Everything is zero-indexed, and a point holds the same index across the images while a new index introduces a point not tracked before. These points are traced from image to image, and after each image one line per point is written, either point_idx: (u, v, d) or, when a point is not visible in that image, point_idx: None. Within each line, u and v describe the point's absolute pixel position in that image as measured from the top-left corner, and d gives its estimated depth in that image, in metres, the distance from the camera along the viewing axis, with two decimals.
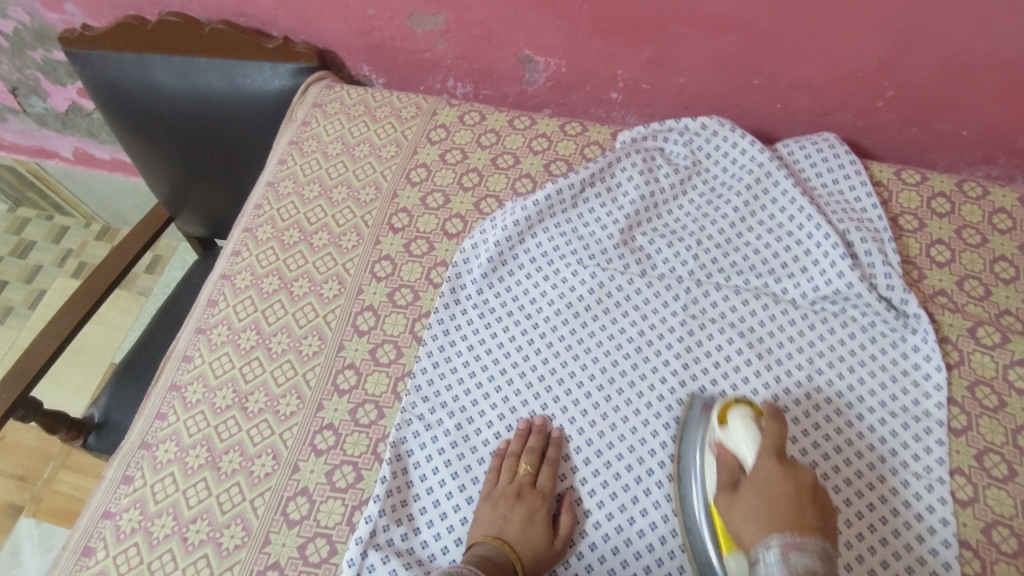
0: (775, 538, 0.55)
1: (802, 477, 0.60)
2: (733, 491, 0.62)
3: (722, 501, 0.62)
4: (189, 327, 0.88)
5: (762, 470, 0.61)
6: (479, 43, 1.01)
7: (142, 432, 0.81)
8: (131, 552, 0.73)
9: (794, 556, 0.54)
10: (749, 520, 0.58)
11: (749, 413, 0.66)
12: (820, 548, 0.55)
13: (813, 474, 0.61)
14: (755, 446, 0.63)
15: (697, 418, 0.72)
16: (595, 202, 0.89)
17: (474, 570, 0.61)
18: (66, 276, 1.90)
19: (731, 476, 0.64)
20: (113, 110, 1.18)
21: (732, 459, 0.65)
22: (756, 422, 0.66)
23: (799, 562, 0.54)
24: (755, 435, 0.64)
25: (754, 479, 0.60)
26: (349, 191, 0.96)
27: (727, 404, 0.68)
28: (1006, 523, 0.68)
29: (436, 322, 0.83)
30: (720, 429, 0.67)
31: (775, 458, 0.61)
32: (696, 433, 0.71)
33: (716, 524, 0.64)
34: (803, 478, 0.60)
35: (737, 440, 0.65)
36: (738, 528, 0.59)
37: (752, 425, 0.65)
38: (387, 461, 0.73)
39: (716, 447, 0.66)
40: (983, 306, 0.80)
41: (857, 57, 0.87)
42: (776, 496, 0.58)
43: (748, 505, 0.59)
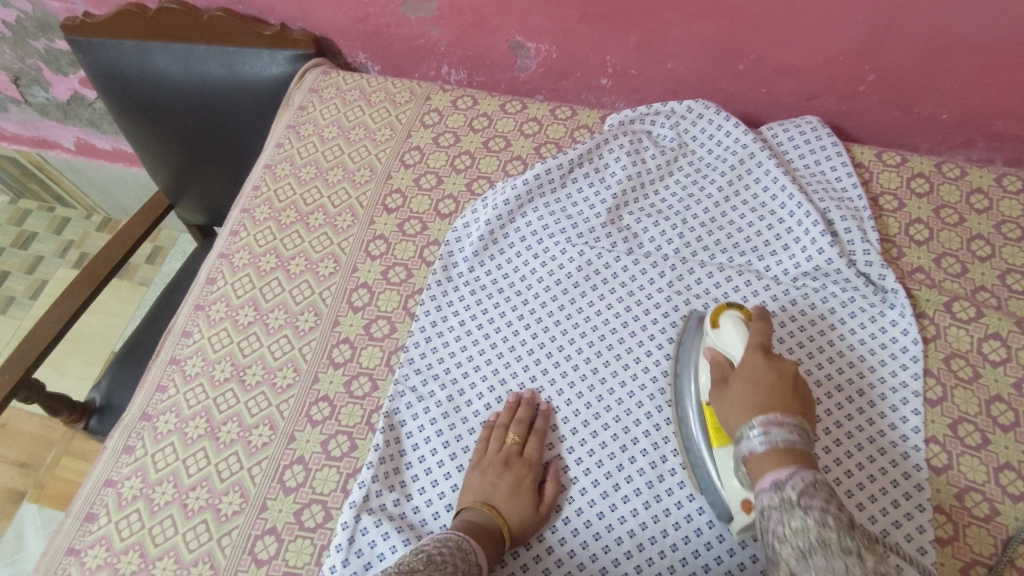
0: (758, 417, 0.59)
1: (783, 366, 0.64)
2: (723, 384, 0.67)
3: (712, 393, 0.67)
4: (188, 305, 0.90)
5: (748, 363, 0.65)
6: (472, 30, 1.03)
7: (143, 404, 0.83)
8: (132, 518, 0.76)
9: (774, 430, 0.58)
10: (737, 403, 0.63)
11: (740, 315, 0.71)
12: (799, 424, 0.58)
13: (795, 364, 0.65)
14: (743, 342, 0.68)
15: (692, 333, 0.77)
16: (583, 182, 0.91)
17: (461, 536, 0.63)
18: (67, 266, 1.92)
19: (721, 370, 0.68)
20: (113, 97, 1.20)
21: (722, 356, 0.69)
22: (746, 324, 0.70)
23: (778, 436, 0.57)
24: (745, 334, 0.68)
25: (742, 370, 0.64)
26: (345, 173, 0.98)
27: (719, 307, 0.73)
28: (979, 488, 0.70)
29: (428, 298, 0.85)
30: (712, 331, 0.71)
31: (761, 352, 0.66)
32: (691, 348, 0.76)
33: (709, 424, 0.69)
34: (784, 367, 0.64)
35: (728, 339, 0.69)
36: (727, 413, 0.64)
37: (741, 326, 0.69)
38: (380, 430, 0.76)
39: (709, 349, 0.71)
40: (959, 283, 0.83)
41: (839, 42, 0.89)
42: (763, 383, 0.62)
43: (736, 391, 0.64)
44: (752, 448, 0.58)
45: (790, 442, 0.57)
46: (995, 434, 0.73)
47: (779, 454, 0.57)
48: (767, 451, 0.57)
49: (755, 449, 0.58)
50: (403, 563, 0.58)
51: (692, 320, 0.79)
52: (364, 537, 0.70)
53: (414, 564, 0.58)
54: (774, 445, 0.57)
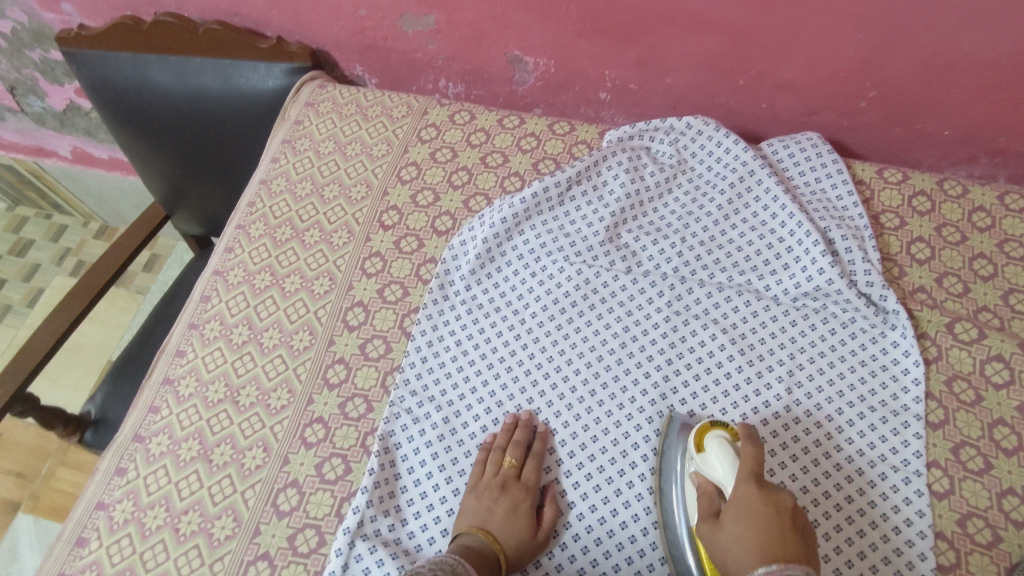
0: (748, 503, 0.59)
1: (781, 502, 0.59)
2: (711, 469, 0.66)
3: (703, 527, 0.62)
4: (182, 322, 0.89)
5: (740, 496, 0.60)
6: (470, 43, 1.03)
7: (136, 425, 0.82)
8: (124, 542, 0.75)
9: (766, 521, 0.57)
10: (733, 550, 0.57)
11: (726, 436, 0.67)
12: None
13: (792, 496, 0.60)
14: (731, 469, 0.64)
15: (677, 436, 0.73)
16: (581, 199, 0.90)
17: (458, 561, 0.62)
18: (64, 275, 1.91)
19: (710, 504, 0.64)
20: (109, 110, 1.19)
21: (710, 486, 0.65)
22: (731, 446, 0.66)
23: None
24: (731, 458, 0.64)
25: (735, 509, 0.59)
26: (341, 189, 0.97)
27: (702, 425, 0.68)
28: (981, 514, 0.69)
29: (425, 318, 0.84)
30: (696, 455, 0.67)
31: (752, 481, 0.61)
32: (677, 445, 0.72)
33: (701, 551, 0.64)
34: (782, 501, 0.59)
35: (714, 464, 0.65)
36: (716, 504, 0.63)
37: (727, 448, 0.65)
38: (375, 453, 0.75)
39: (695, 476, 0.67)
40: (961, 303, 0.82)
41: (839, 57, 0.88)
42: (757, 524, 0.58)
43: (726, 480, 0.63)
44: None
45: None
46: (999, 459, 0.72)
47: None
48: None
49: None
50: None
51: (675, 422, 0.74)
52: (359, 563, 0.69)
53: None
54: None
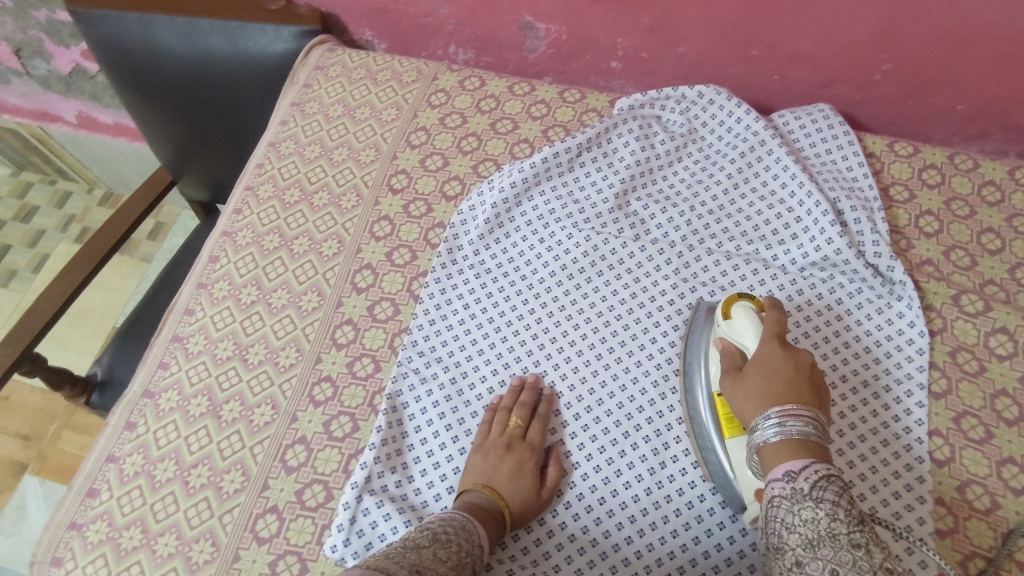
0: (774, 408, 0.59)
1: (801, 359, 0.64)
2: (736, 374, 0.66)
3: (726, 382, 0.67)
4: (191, 282, 0.90)
5: (764, 351, 0.65)
6: (481, 8, 1.02)
7: (145, 381, 0.83)
8: (134, 494, 0.76)
9: (791, 422, 0.58)
10: (752, 394, 0.63)
11: (752, 306, 0.70)
12: (815, 415, 0.59)
13: (812, 357, 0.65)
14: (755, 334, 0.67)
15: (703, 318, 0.76)
16: (591, 166, 0.90)
17: (463, 518, 0.63)
18: (69, 241, 1.92)
19: (733, 363, 0.68)
20: (114, 72, 1.19)
21: (734, 349, 0.69)
22: (758, 316, 0.69)
23: (795, 427, 0.58)
24: (757, 324, 0.68)
25: (755, 362, 0.64)
26: (350, 152, 0.97)
27: (729, 298, 0.72)
28: (980, 481, 0.70)
29: (433, 281, 0.85)
30: (724, 322, 0.71)
31: (778, 342, 0.66)
32: (701, 334, 0.75)
33: (720, 412, 0.68)
34: (801, 359, 0.64)
35: (741, 332, 0.68)
36: (739, 408, 0.64)
37: (753, 317, 0.68)
38: (383, 412, 0.76)
39: (719, 340, 0.70)
40: (968, 276, 0.82)
41: (855, 28, 0.87)
42: (776, 375, 0.62)
43: (749, 385, 0.63)
44: (767, 440, 0.59)
45: (806, 434, 0.58)
46: (999, 428, 0.73)
47: (793, 448, 0.57)
48: (781, 442, 0.58)
49: (769, 438, 0.59)
50: (408, 540, 0.58)
51: (702, 307, 0.78)
52: (366, 517, 0.70)
53: (419, 541, 0.58)
54: (788, 437, 0.58)
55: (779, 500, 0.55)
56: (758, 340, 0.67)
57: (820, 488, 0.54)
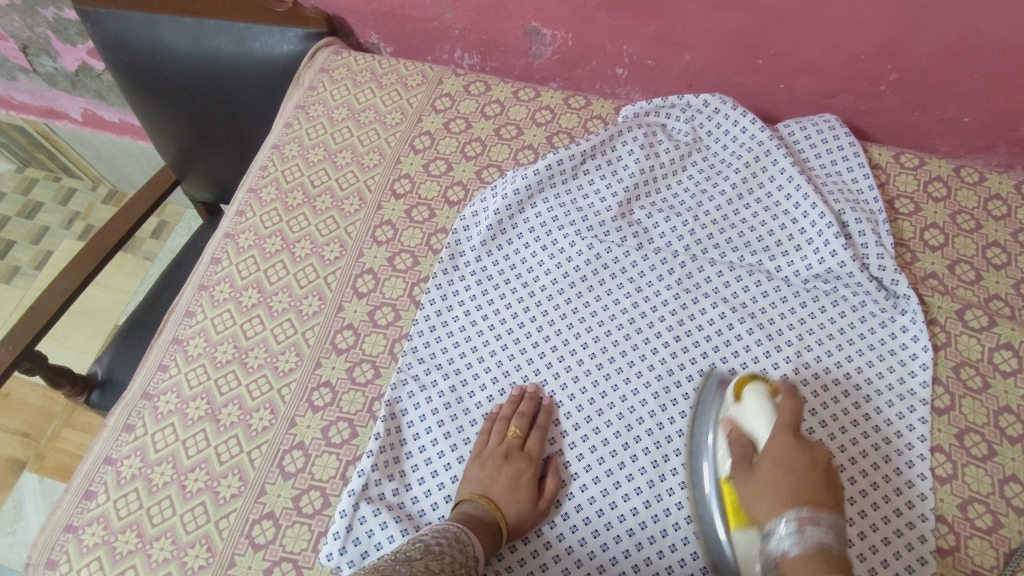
0: (792, 512, 0.57)
1: (817, 457, 0.62)
2: (749, 467, 0.64)
3: (738, 474, 0.64)
4: (192, 284, 0.89)
5: (777, 445, 0.62)
6: (487, 14, 1.01)
7: (144, 383, 0.83)
8: (130, 497, 0.75)
9: (809, 529, 0.56)
10: (769, 492, 0.60)
11: (766, 391, 0.68)
12: (834, 525, 0.57)
13: (827, 453, 0.63)
14: (770, 421, 0.65)
15: (710, 393, 0.73)
16: (594, 174, 0.90)
17: (459, 529, 0.63)
18: (72, 238, 1.92)
19: (744, 453, 0.65)
20: (121, 71, 1.19)
21: (745, 435, 0.66)
22: (770, 401, 0.67)
23: (814, 535, 0.55)
24: (770, 413, 0.66)
25: (770, 456, 0.62)
26: (353, 156, 0.97)
27: (742, 379, 0.70)
28: (983, 499, 0.69)
29: (434, 288, 0.84)
30: (735, 406, 0.69)
31: (793, 431, 0.63)
32: (709, 409, 0.72)
33: (725, 498, 0.65)
34: (818, 455, 0.62)
35: (753, 418, 0.66)
36: (753, 504, 0.61)
37: (766, 404, 0.67)
38: (382, 418, 0.75)
39: (728, 423, 0.68)
40: (973, 291, 0.81)
41: (862, 39, 0.87)
42: (794, 470, 0.60)
43: (764, 482, 0.61)
44: (786, 547, 0.56)
45: (824, 544, 0.55)
46: (1002, 446, 0.72)
47: (813, 556, 0.54)
48: (800, 554, 0.55)
49: (789, 548, 0.56)
50: (400, 552, 0.58)
51: (709, 382, 0.75)
52: (362, 525, 0.70)
53: (411, 553, 0.58)
54: (811, 546, 0.55)
55: None
56: (773, 430, 0.65)
57: None
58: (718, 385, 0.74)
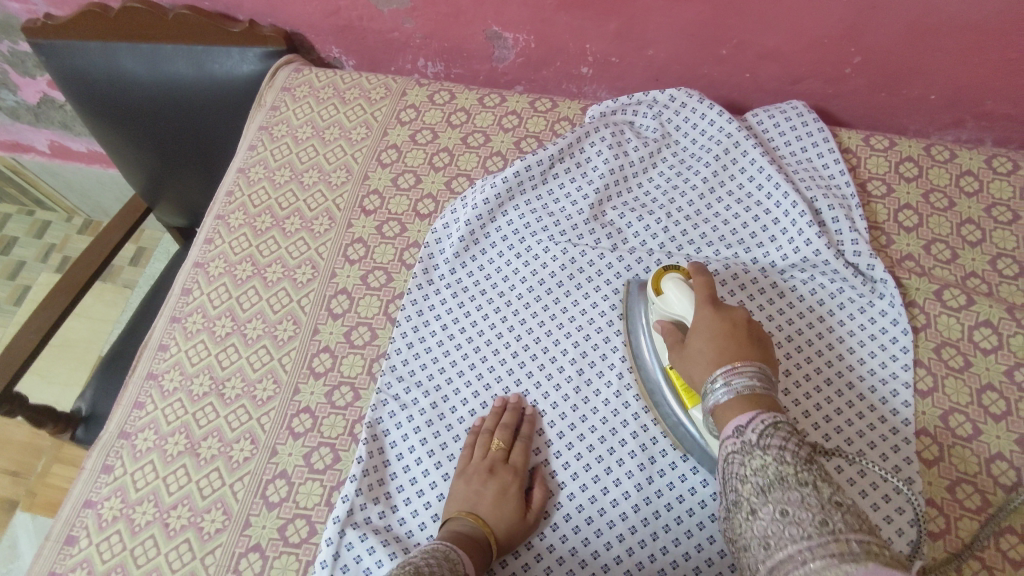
0: (718, 370, 0.59)
1: (736, 316, 0.63)
2: (681, 346, 0.66)
3: (673, 356, 0.67)
4: (164, 316, 0.88)
5: (698, 319, 0.64)
6: (447, 21, 1.00)
7: (121, 422, 0.81)
8: (113, 539, 0.74)
9: (736, 381, 0.58)
10: (700, 362, 0.62)
11: (679, 276, 0.70)
12: (760, 368, 0.58)
13: (747, 311, 0.64)
14: (689, 303, 0.67)
15: (638, 294, 0.78)
16: (564, 177, 0.89)
17: (448, 547, 0.62)
18: (50, 271, 1.89)
19: (675, 336, 0.68)
20: (82, 102, 1.17)
21: (672, 325, 0.69)
22: (686, 285, 0.69)
23: (741, 384, 0.57)
24: (687, 293, 0.68)
25: (695, 331, 0.64)
26: (320, 174, 0.96)
27: (658, 272, 0.72)
28: (970, 480, 0.69)
29: (409, 303, 0.83)
30: (656, 299, 0.70)
31: (711, 303, 0.65)
32: (640, 309, 0.76)
33: (676, 384, 0.70)
34: (737, 315, 0.64)
35: (675, 304, 0.68)
36: (690, 373, 0.64)
37: (682, 287, 0.68)
38: (363, 441, 0.74)
39: (657, 320, 0.71)
40: (950, 269, 0.81)
41: (822, 23, 0.86)
42: (716, 337, 0.62)
43: (694, 351, 0.63)
44: (718, 400, 0.58)
45: (751, 388, 0.57)
46: (987, 424, 0.72)
47: (741, 403, 0.57)
48: (730, 400, 0.58)
49: (719, 399, 0.58)
50: None
51: (634, 286, 0.79)
52: (350, 551, 0.69)
53: None
54: (737, 393, 0.57)
55: (733, 455, 0.55)
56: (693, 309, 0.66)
57: (768, 435, 0.53)
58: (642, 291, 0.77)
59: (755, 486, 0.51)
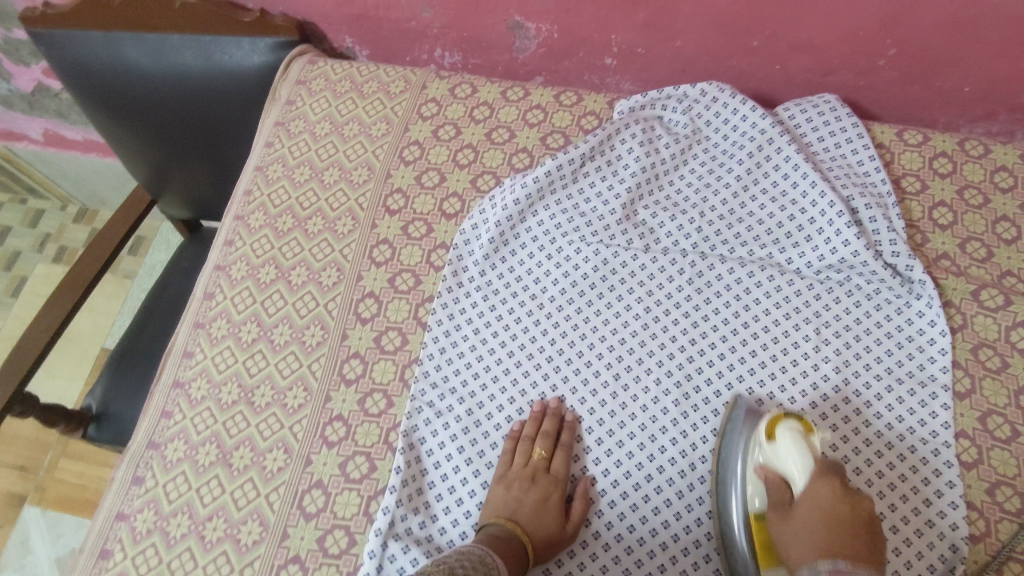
0: (824, 564, 0.54)
1: (859, 505, 0.58)
2: (785, 514, 0.60)
3: (773, 517, 0.61)
4: (187, 322, 0.86)
5: (815, 494, 0.59)
6: (467, 11, 0.97)
7: (149, 432, 0.80)
8: (149, 552, 0.73)
9: None
10: (803, 546, 0.57)
11: (800, 429, 0.63)
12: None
13: (871, 504, 0.59)
14: (806, 465, 0.61)
15: (740, 421, 0.70)
16: (595, 176, 0.87)
17: (485, 551, 0.61)
18: (47, 261, 1.84)
19: (781, 498, 0.61)
20: (84, 94, 1.12)
21: (779, 479, 0.62)
22: (807, 442, 0.63)
23: None
24: (805, 457, 0.61)
25: (809, 508, 0.58)
26: (341, 172, 0.93)
27: (774, 417, 0.65)
28: (1010, 482, 0.69)
29: (440, 307, 0.82)
30: (767, 445, 0.64)
31: (835, 480, 0.59)
32: (740, 433, 0.69)
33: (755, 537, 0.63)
34: (862, 509, 0.58)
35: (787, 459, 0.62)
36: (787, 556, 0.58)
37: (802, 444, 0.62)
38: (401, 451, 0.73)
39: (761, 466, 0.64)
40: (986, 268, 0.81)
41: (859, 15, 0.84)
42: (833, 520, 0.57)
43: (799, 535, 0.58)
44: None
45: None
46: None
47: None
48: None
49: None
50: None
51: (739, 407, 0.71)
52: (393, 563, 0.68)
53: None
54: None
55: None
56: (809, 473, 0.60)
57: None
58: (747, 414, 0.70)
59: None
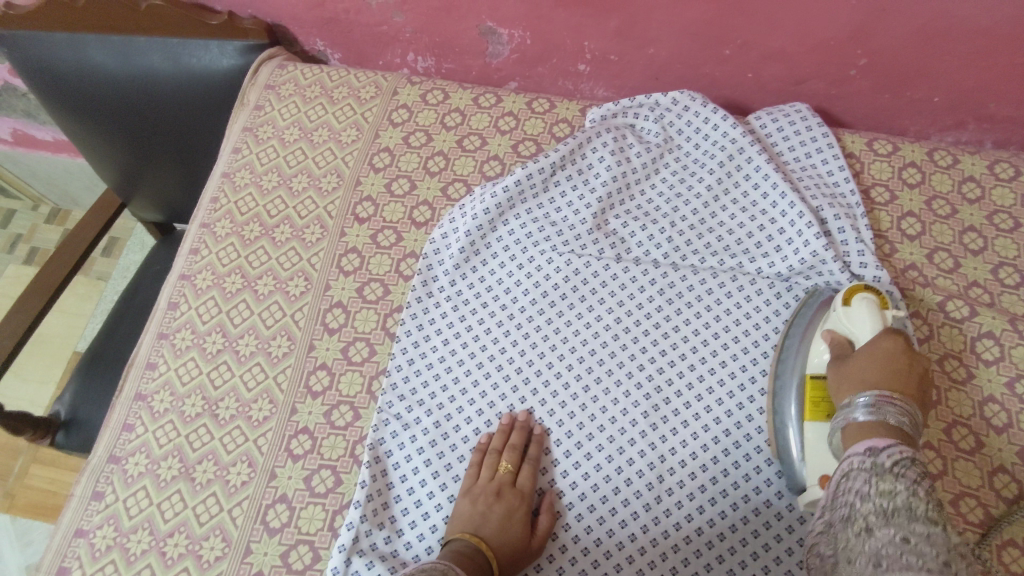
0: (874, 391, 0.60)
1: (918, 363, 0.63)
2: (842, 361, 0.66)
3: (832, 367, 0.66)
4: (150, 332, 0.84)
5: (882, 344, 0.64)
6: (438, 15, 0.96)
7: (110, 445, 0.78)
8: (108, 569, 0.72)
9: (888, 410, 0.59)
10: (857, 380, 0.63)
11: (875, 299, 0.69)
12: (913, 416, 0.59)
13: (927, 363, 0.64)
14: (875, 325, 0.67)
15: (812, 309, 0.75)
16: (566, 185, 0.87)
17: (450, 565, 0.60)
18: (18, 263, 1.80)
19: (841, 350, 0.67)
20: (46, 94, 1.09)
21: (844, 339, 0.68)
22: (880, 312, 0.68)
23: (891, 414, 0.59)
24: (875, 317, 0.67)
25: (873, 352, 0.64)
26: (310, 179, 0.92)
27: (853, 287, 0.70)
28: (973, 494, 0.70)
29: (409, 318, 0.81)
30: (841, 307, 0.69)
31: (901, 339, 0.65)
32: (809, 318, 0.74)
33: (806, 393, 0.69)
34: (921, 363, 0.63)
35: (857, 323, 0.68)
36: (840, 389, 0.64)
37: (875, 312, 0.67)
38: (366, 464, 0.72)
39: (829, 332, 0.69)
40: (952, 279, 0.81)
41: (830, 25, 0.84)
42: (891, 362, 0.63)
43: (860, 368, 0.63)
44: (857, 416, 0.60)
45: (899, 424, 0.58)
46: (989, 436, 0.72)
47: (877, 432, 0.58)
48: (872, 423, 0.59)
49: (859, 417, 0.60)
50: None
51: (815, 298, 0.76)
52: None
53: None
54: (882, 419, 0.59)
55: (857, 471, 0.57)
56: (876, 332, 0.66)
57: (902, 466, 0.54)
58: (820, 304, 0.75)
59: (878, 507, 0.53)
